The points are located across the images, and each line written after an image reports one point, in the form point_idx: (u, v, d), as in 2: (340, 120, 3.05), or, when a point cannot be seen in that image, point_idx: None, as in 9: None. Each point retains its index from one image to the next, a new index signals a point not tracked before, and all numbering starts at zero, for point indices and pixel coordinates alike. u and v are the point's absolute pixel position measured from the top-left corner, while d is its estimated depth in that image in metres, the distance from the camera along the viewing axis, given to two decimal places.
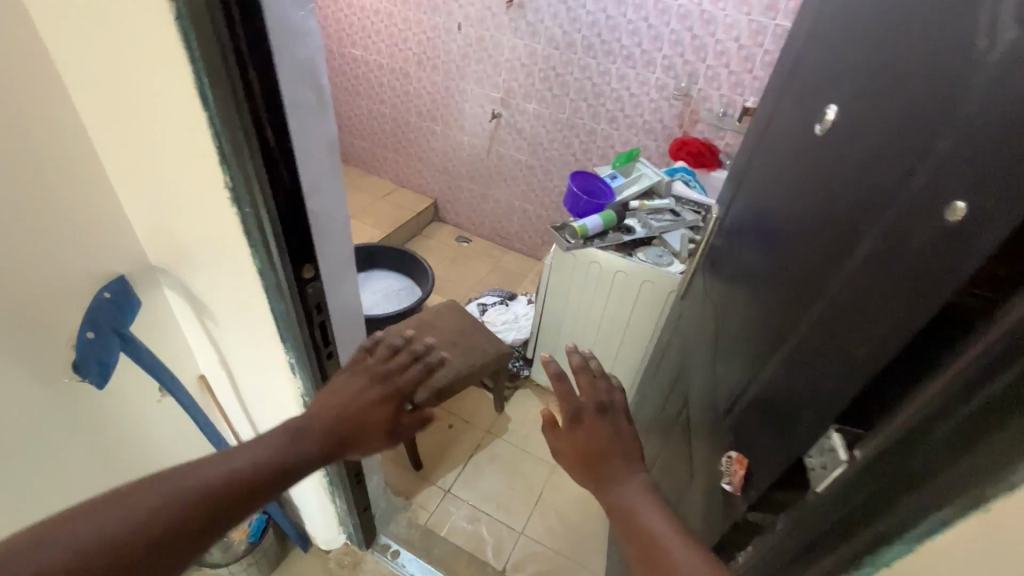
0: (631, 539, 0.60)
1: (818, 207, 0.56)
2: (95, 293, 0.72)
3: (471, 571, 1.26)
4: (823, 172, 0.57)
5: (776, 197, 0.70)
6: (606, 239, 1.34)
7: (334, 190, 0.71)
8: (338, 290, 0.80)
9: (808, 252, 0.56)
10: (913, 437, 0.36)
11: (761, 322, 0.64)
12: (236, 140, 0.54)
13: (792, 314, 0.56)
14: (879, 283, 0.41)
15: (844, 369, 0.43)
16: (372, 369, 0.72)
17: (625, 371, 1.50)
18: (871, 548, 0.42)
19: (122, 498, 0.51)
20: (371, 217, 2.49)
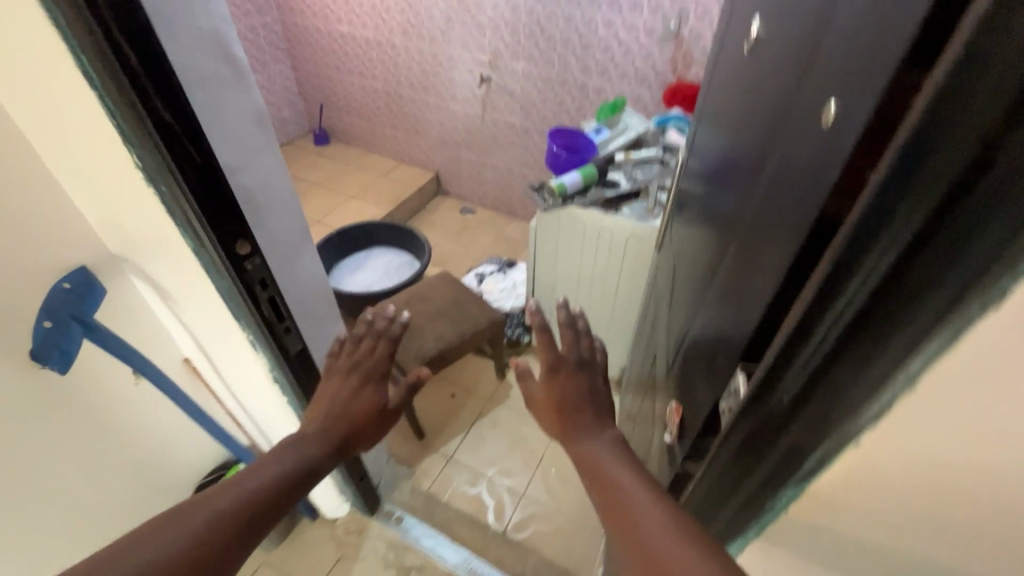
0: (594, 487, 0.56)
1: (744, 134, 0.51)
2: (54, 283, 0.74)
3: (473, 534, 1.29)
4: (749, 94, 0.52)
5: (721, 129, 0.64)
6: (587, 196, 1.29)
7: (271, 166, 0.69)
8: (295, 267, 0.80)
9: (737, 184, 0.52)
10: (786, 363, 0.34)
11: (704, 264, 0.60)
12: (130, 119, 0.53)
13: (723, 252, 0.52)
14: (777, 207, 0.38)
15: (748, 305, 0.40)
16: (346, 364, 0.74)
17: (622, 331, 1.46)
18: (770, 490, 0.41)
19: (149, 539, 0.46)
20: (374, 195, 2.51)
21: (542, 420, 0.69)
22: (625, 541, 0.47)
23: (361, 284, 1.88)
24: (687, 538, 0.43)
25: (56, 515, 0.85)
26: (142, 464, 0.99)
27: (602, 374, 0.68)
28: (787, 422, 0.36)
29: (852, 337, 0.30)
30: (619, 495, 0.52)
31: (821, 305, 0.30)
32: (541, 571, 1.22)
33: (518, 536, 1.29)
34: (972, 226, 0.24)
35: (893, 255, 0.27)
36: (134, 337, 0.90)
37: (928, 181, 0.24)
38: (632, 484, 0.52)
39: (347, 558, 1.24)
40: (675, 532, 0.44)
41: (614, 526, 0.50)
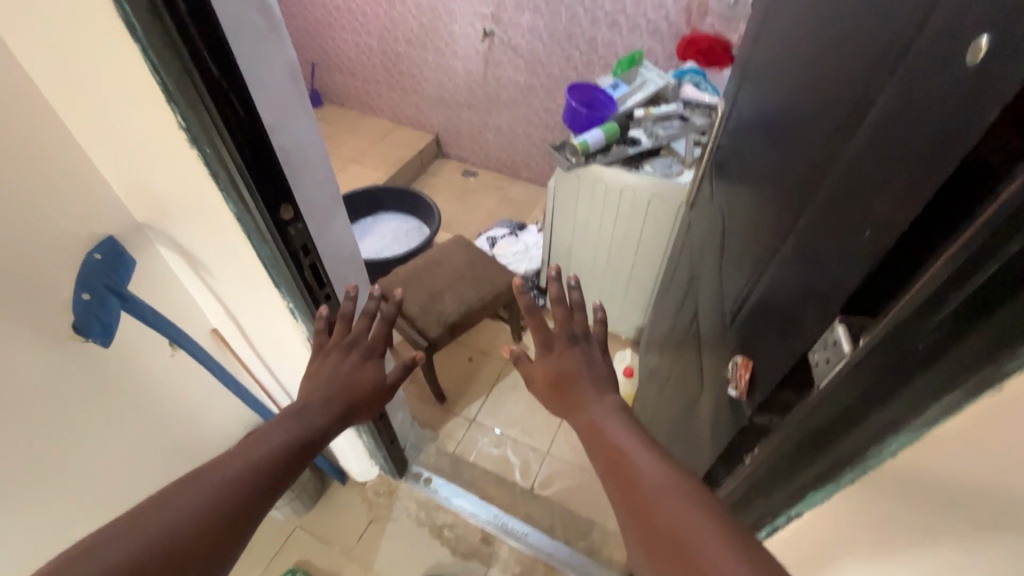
0: (599, 453, 0.57)
1: (819, 87, 0.50)
2: (85, 254, 0.71)
3: (500, 491, 1.32)
4: (827, 45, 0.50)
5: (778, 85, 0.63)
6: (609, 154, 1.26)
7: (303, 123, 0.66)
8: (328, 231, 0.78)
9: (811, 137, 0.51)
10: (924, 314, 0.33)
11: (766, 221, 0.59)
12: (177, 73, 0.50)
13: (795, 208, 0.52)
14: (885, 157, 0.37)
15: (846, 259, 0.39)
16: (342, 339, 0.73)
17: (639, 291, 1.47)
18: (876, 440, 0.41)
19: (154, 510, 0.47)
20: (374, 159, 2.44)
21: (541, 399, 0.68)
22: (633, 499, 0.49)
23: (370, 251, 1.85)
24: (694, 504, 0.46)
25: (98, 486, 0.85)
26: (176, 435, 0.99)
27: (596, 347, 0.68)
28: (911, 374, 0.36)
29: (1005, 285, 0.29)
30: (623, 459, 0.54)
31: (971, 261, 0.30)
32: (569, 524, 1.26)
33: (544, 492, 1.32)
34: None
35: None
36: (164, 308, 0.87)
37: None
38: (636, 450, 0.54)
39: (379, 519, 1.26)
40: (685, 497, 0.47)
41: (619, 492, 0.52)
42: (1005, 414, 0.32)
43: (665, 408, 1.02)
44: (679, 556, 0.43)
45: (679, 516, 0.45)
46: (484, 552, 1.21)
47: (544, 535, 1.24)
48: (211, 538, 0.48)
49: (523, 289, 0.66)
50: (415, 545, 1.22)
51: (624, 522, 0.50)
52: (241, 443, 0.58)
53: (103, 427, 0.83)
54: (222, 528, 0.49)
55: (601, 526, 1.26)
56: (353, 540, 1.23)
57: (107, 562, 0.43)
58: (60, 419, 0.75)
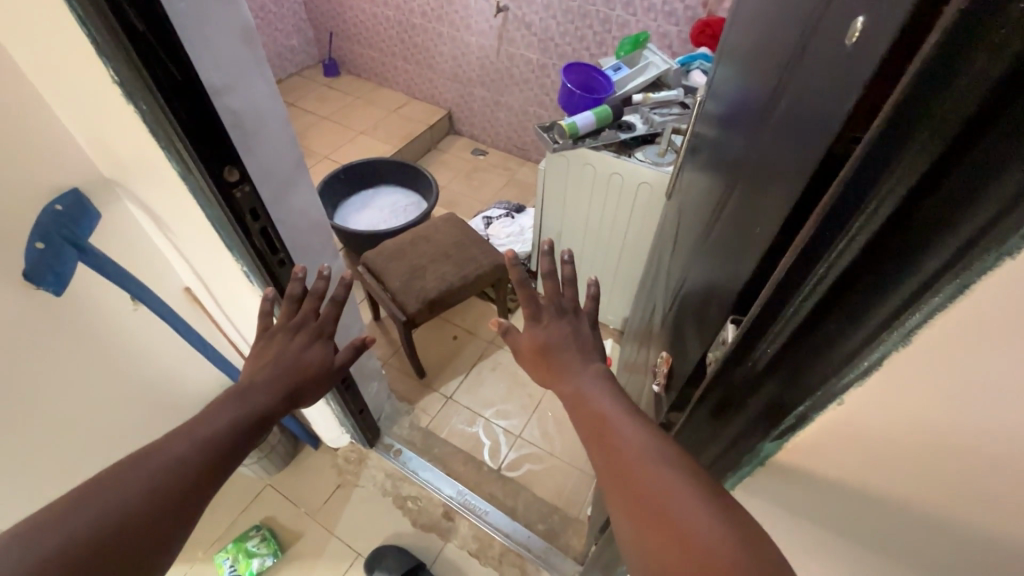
0: (582, 420, 0.54)
1: (761, 68, 0.47)
2: (46, 204, 0.73)
3: (468, 469, 1.33)
4: (773, 21, 0.46)
5: (740, 66, 0.59)
6: (599, 138, 1.23)
7: (257, 86, 0.65)
8: (288, 198, 0.79)
9: (748, 120, 0.48)
10: (773, 311, 0.32)
11: (708, 211, 0.57)
12: (102, 26, 0.50)
13: (726, 197, 0.49)
14: (787, 139, 0.34)
15: (746, 248, 0.37)
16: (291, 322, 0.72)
17: (626, 281, 1.44)
18: (744, 447, 0.40)
19: (87, 496, 0.44)
20: (383, 131, 2.43)
21: (529, 370, 0.67)
22: (612, 465, 0.46)
23: (367, 223, 1.86)
24: (675, 464, 0.42)
25: (64, 431, 0.89)
26: (146, 387, 1.02)
27: (586, 320, 0.67)
28: (769, 372, 0.34)
29: (857, 276, 0.27)
30: (605, 425, 0.50)
31: (818, 242, 0.28)
32: (532, 507, 1.27)
33: (511, 474, 1.33)
34: (988, 172, 0.21)
35: (899, 195, 0.23)
36: (131, 263, 0.89)
37: (953, 98, 0.21)
38: (617, 416, 0.51)
39: (347, 485, 1.29)
40: (665, 455, 0.44)
41: (599, 457, 0.48)
42: (846, 425, 0.31)
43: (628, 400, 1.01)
44: (659, 516, 0.40)
45: (659, 475, 0.42)
46: (444, 526, 1.23)
47: (505, 516, 1.24)
48: (157, 522, 0.46)
49: (515, 260, 0.64)
50: (378, 513, 1.25)
51: (603, 483, 0.46)
52: (183, 424, 0.55)
53: (70, 375, 0.86)
54: (171, 510, 0.47)
55: (563, 512, 1.26)
56: (320, 502, 1.26)
57: (70, 536, 0.41)
58: (27, 364, 0.78)
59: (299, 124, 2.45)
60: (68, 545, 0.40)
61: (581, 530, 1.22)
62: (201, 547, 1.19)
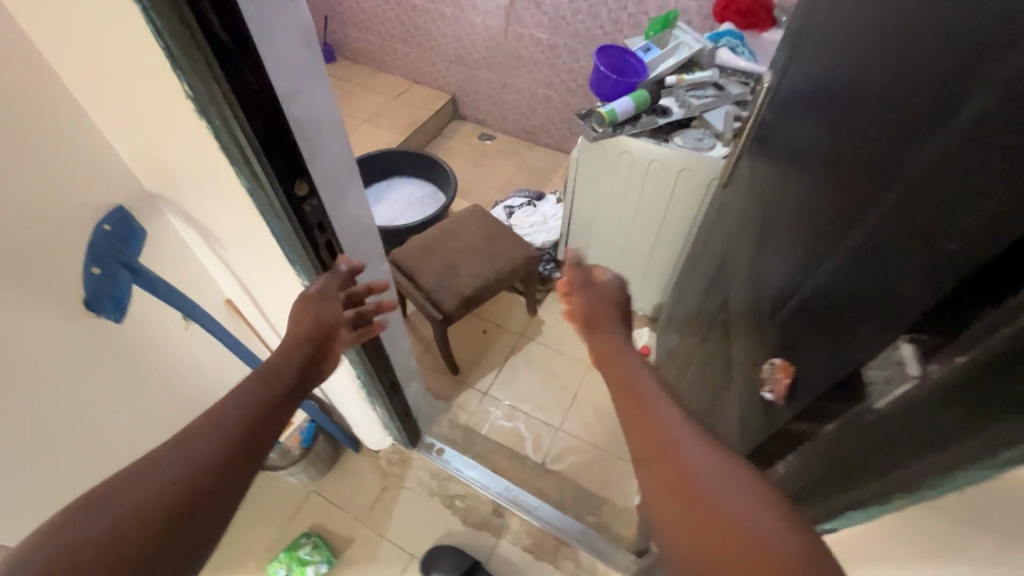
0: (617, 393, 0.55)
1: (882, 85, 0.46)
2: (94, 226, 0.69)
3: (512, 465, 1.32)
4: (893, 34, 0.45)
5: (838, 58, 0.57)
6: (638, 124, 1.19)
7: (323, 92, 0.61)
8: (347, 206, 0.75)
9: (867, 137, 0.47)
10: (992, 369, 0.31)
11: (816, 211, 0.55)
12: (183, 42, 0.46)
13: (845, 214, 0.49)
14: (969, 180, 0.34)
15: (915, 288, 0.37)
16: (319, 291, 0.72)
17: (661, 267, 1.43)
18: (907, 485, 0.39)
19: (112, 490, 0.43)
20: (388, 119, 2.36)
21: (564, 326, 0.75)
22: (645, 439, 0.47)
23: (384, 217, 1.82)
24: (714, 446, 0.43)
25: (115, 455, 0.86)
26: (190, 403, 0.99)
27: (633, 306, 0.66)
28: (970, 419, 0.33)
29: None
30: (641, 401, 0.51)
31: None
32: (579, 499, 1.27)
33: (555, 467, 1.32)
34: None
35: None
36: (176, 279, 0.85)
37: None
38: (654, 393, 0.52)
39: (392, 487, 1.28)
40: (703, 437, 0.45)
41: (632, 429, 0.49)
42: None
43: (688, 393, 1.00)
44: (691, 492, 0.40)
45: (692, 453, 0.43)
46: (494, 523, 1.23)
47: (554, 509, 1.24)
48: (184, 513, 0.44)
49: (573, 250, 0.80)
50: (426, 514, 1.24)
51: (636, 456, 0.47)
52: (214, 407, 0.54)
53: (119, 399, 0.83)
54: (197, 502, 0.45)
55: (610, 503, 1.27)
56: (366, 506, 1.25)
57: (106, 527, 0.40)
58: (79, 390, 0.75)
59: None
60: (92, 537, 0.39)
61: (630, 520, 1.23)
62: (250, 557, 1.18)
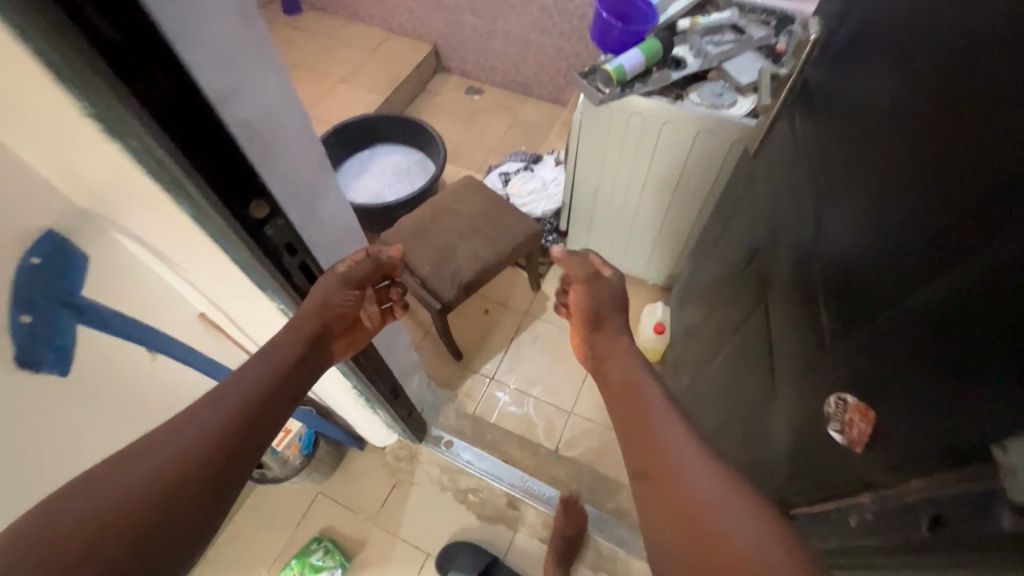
0: (636, 428, 0.60)
1: (968, 100, 0.39)
2: (19, 260, 0.56)
3: (525, 454, 1.27)
4: (1004, 33, 0.36)
5: (923, 26, 0.46)
6: (649, 81, 1.05)
7: (278, 89, 0.48)
8: (320, 216, 0.64)
9: (940, 156, 0.41)
10: None
11: (892, 220, 0.46)
12: (59, 44, 0.33)
13: (900, 231, 0.45)
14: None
15: (960, 348, 0.36)
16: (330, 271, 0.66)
17: (673, 235, 1.33)
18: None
19: (84, 490, 0.46)
20: (366, 77, 2.15)
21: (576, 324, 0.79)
22: (649, 456, 0.56)
23: (370, 191, 1.68)
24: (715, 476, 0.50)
25: None
26: None
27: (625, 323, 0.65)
28: None
29: None
30: (646, 428, 0.59)
31: None
32: (597, 486, 1.23)
33: (569, 454, 1.27)
34: None
35: None
36: (141, 301, 0.73)
37: None
38: (663, 418, 0.59)
39: (402, 484, 1.23)
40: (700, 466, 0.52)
41: (635, 452, 0.58)
42: None
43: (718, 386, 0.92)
44: (676, 511, 0.50)
45: (675, 463, 0.52)
46: (510, 516, 1.19)
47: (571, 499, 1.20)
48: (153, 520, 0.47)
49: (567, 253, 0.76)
50: (440, 510, 1.20)
51: (635, 466, 0.58)
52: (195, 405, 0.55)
53: None
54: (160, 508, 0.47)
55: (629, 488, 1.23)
56: (377, 506, 1.21)
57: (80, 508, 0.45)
58: None
59: None
60: (55, 540, 0.42)
61: None
62: (262, 566, 1.14)
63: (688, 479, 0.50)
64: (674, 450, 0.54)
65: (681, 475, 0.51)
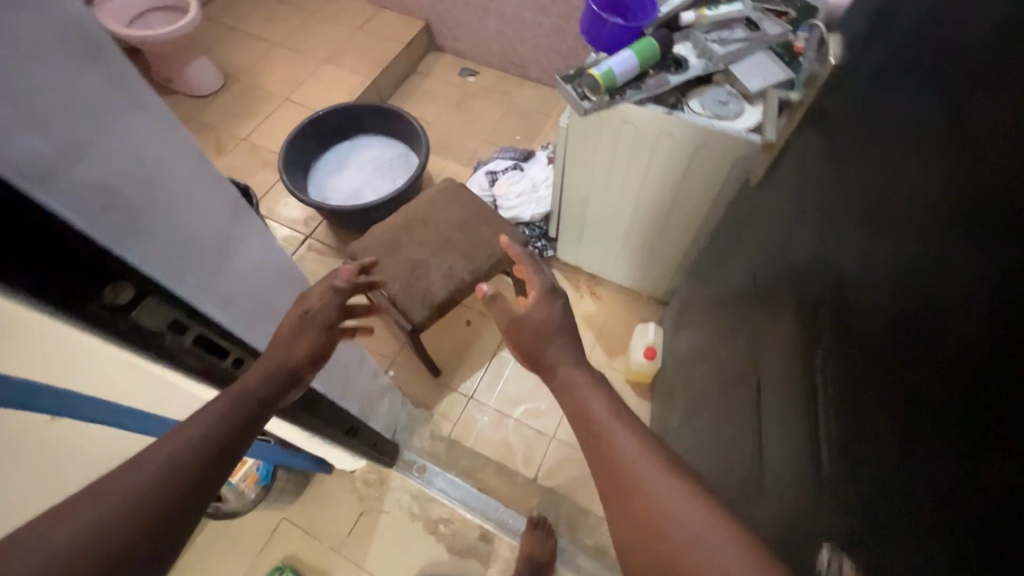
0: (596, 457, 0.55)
1: (981, 229, 0.32)
2: None
3: (502, 483, 1.20)
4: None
5: (966, 98, 0.36)
6: (643, 87, 0.91)
7: (106, 142, 0.40)
8: (227, 274, 0.56)
9: (938, 259, 0.35)
10: None
11: (891, 336, 0.39)
12: None
13: (882, 343, 0.40)
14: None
15: (922, 452, 0.33)
16: (299, 324, 0.63)
17: (669, 252, 1.21)
18: None
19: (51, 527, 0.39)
20: (351, 57, 2.00)
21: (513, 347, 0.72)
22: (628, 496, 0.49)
23: (348, 189, 1.57)
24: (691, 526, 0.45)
25: None
26: None
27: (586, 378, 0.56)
28: None
29: None
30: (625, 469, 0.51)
31: None
32: (577, 520, 1.16)
33: (548, 484, 1.20)
34: None
35: None
36: None
37: None
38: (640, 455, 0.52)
39: (371, 512, 1.17)
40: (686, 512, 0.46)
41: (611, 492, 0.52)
42: None
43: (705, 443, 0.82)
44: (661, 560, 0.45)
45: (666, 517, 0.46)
46: (483, 550, 1.13)
47: None
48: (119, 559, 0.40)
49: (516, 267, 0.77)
50: (409, 542, 1.14)
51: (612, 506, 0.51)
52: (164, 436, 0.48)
53: None
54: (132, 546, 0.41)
55: None
56: (343, 535, 1.15)
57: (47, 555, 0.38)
58: None
59: (247, 55, 1.98)
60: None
61: None
62: None
63: (679, 522, 0.45)
64: (651, 485, 0.48)
65: (668, 512, 0.46)
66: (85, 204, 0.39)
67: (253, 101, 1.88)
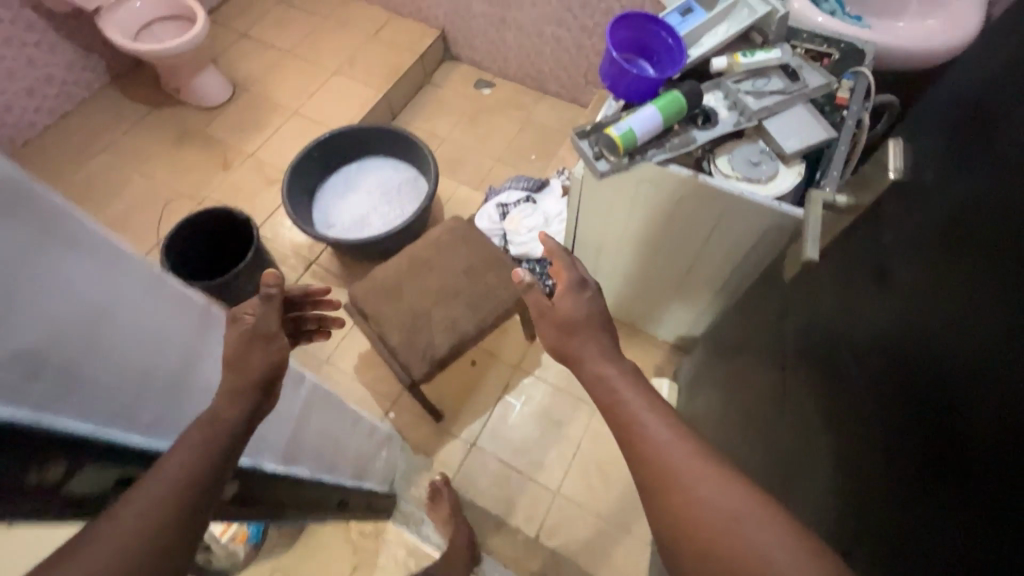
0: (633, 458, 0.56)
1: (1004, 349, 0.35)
2: None
3: (502, 540, 1.16)
4: None
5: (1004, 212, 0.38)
6: (665, 146, 0.83)
7: (45, 294, 0.35)
8: (180, 389, 0.50)
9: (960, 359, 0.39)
10: None
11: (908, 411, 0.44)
12: None
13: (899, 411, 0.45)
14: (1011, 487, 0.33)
15: (914, 482, 0.41)
16: (239, 342, 0.54)
17: (689, 305, 1.13)
18: None
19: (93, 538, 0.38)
20: (362, 67, 1.92)
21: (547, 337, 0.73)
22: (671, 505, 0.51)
23: (355, 215, 1.51)
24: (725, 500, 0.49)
25: None
26: None
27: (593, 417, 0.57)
28: None
29: None
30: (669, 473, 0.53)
31: None
32: None
33: (549, 543, 1.16)
34: None
35: None
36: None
37: None
38: (675, 450, 0.54)
39: (366, 565, 1.13)
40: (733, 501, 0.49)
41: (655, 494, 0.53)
42: None
43: None
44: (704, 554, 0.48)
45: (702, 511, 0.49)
46: None
47: None
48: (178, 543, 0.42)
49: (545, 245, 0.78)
50: None
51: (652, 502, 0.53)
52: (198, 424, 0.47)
53: None
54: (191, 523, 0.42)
55: None
56: None
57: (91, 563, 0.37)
58: None
59: (257, 63, 1.92)
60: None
61: None
62: None
63: (715, 505, 0.49)
64: (685, 480, 0.51)
65: (705, 505, 0.49)
66: (5, 376, 0.33)
67: (261, 113, 1.82)
